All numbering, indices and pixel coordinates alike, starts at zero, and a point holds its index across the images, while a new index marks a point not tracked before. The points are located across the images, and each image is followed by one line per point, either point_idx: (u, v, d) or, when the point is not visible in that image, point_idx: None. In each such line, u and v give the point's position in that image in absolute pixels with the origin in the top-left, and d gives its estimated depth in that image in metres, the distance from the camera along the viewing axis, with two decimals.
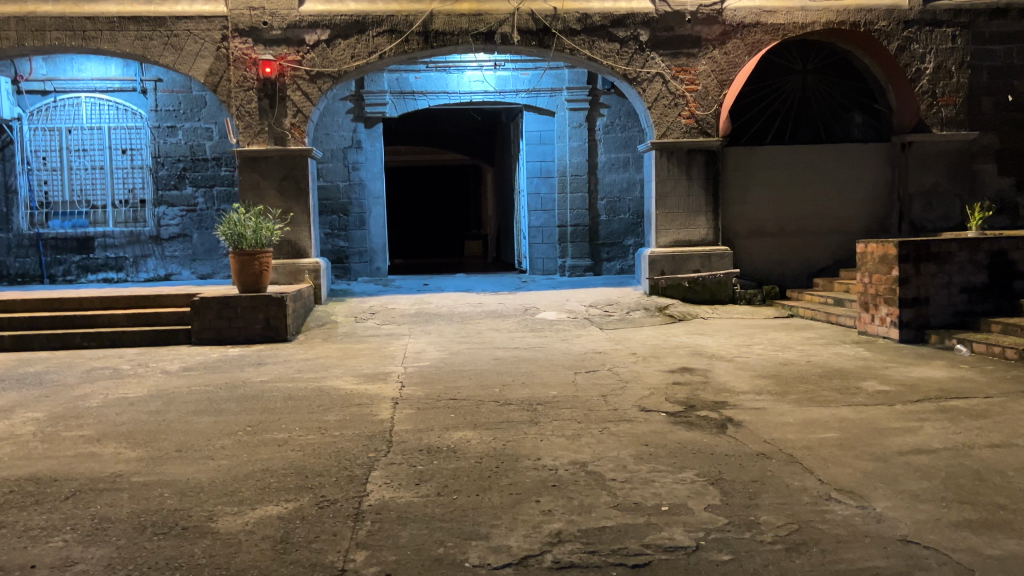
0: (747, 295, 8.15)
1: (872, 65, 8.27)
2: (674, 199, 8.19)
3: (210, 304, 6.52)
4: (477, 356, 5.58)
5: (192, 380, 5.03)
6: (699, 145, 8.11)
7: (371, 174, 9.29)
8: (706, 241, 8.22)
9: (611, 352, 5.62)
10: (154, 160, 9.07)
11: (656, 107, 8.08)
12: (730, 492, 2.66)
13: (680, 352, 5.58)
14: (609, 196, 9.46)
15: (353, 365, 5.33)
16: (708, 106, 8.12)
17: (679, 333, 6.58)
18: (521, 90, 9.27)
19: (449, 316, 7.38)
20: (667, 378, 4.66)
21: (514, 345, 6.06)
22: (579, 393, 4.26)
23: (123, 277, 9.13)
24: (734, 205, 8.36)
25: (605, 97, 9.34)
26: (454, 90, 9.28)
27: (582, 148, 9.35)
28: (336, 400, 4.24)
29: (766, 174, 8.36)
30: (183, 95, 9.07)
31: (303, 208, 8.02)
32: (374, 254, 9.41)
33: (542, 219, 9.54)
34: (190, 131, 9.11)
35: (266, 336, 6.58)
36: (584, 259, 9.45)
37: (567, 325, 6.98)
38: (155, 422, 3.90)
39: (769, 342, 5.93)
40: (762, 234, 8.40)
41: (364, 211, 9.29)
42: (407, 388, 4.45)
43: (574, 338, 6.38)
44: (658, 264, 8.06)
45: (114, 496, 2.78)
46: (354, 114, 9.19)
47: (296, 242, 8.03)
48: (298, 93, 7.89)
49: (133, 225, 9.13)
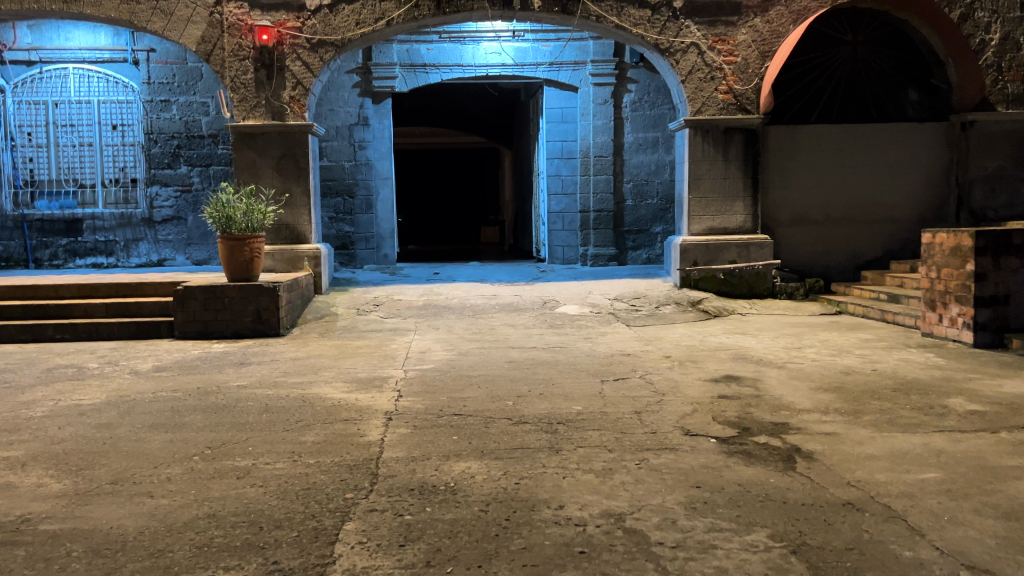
0: (788, 289, 7.33)
1: (930, 36, 7.48)
2: (709, 182, 7.45)
3: (194, 294, 5.88)
4: (489, 358, 4.90)
5: (162, 383, 4.39)
6: (737, 123, 7.36)
7: (379, 154, 8.62)
8: (744, 229, 7.48)
9: (641, 355, 4.92)
10: (146, 137, 8.45)
11: (691, 80, 7.33)
12: (822, 568, 1.98)
13: (721, 356, 4.87)
14: (636, 179, 8.74)
15: (346, 367, 4.67)
16: (749, 79, 7.35)
17: (716, 332, 5.86)
18: (541, 63, 8.56)
19: (461, 309, 6.71)
20: (711, 391, 3.96)
21: (531, 344, 5.38)
22: (608, 409, 3.57)
23: (113, 263, 8.52)
24: (776, 191, 7.61)
25: (633, 72, 8.61)
26: (469, 63, 8.57)
27: (607, 127, 8.62)
28: (320, 414, 3.57)
29: (811, 156, 7.60)
30: (177, 67, 8.43)
31: (303, 189, 7.36)
32: (381, 240, 8.75)
33: (563, 204, 8.81)
34: (185, 106, 8.48)
35: (256, 330, 5.94)
36: (608, 248, 8.73)
37: (590, 321, 6.28)
38: (99, 441, 3.24)
39: (822, 345, 5.21)
40: (806, 222, 7.65)
41: (371, 194, 8.63)
42: (403, 399, 3.77)
43: (599, 336, 5.68)
44: (691, 254, 7.34)
45: (5, 556, 2.12)
46: (360, 89, 8.51)
47: (295, 226, 7.37)
48: (298, 63, 7.21)
49: (124, 206, 8.52)
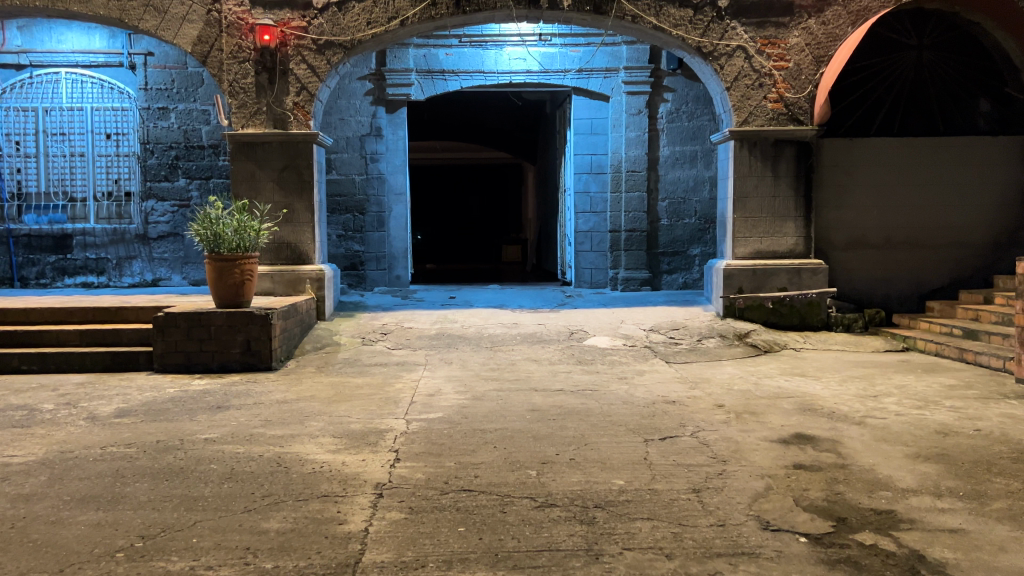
0: (844, 321, 6.54)
1: (1005, 39, 6.68)
2: (756, 201, 6.68)
3: (177, 322, 5.20)
4: (508, 404, 4.16)
5: (119, 432, 3.68)
6: (787, 135, 6.61)
7: (392, 167, 7.93)
8: (795, 253, 6.70)
9: (688, 405, 4.16)
10: (143, 147, 7.83)
11: (737, 87, 6.60)
12: None
13: (785, 407, 4.10)
14: (673, 197, 8.00)
15: (339, 415, 3.94)
16: (802, 87, 6.60)
17: (771, 372, 5.08)
18: (570, 69, 7.86)
19: (478, 340, 5.97)
20: (783, 458, 3.19)
21: (558, 386, 4.63)
22: (658, 485, 2.81)
23: (104, 282, 7.88)
24: (831, 210, 6.84)
25: (670, 80, 7.89)
26: (491, 69, 7.88)
27: (641, 139, 7.88)
28: (294, 486, 2.84)
29: (870, 173, 6.83)
30: (176, 72, 7.82)
31: (306, 204, 6.67)
32: (393, 260, 8.03)
33: (591, 222, 8.05)
34: (184, 113, 7.85)
35: (245, 363, 5.24)
36: (640, 271, 7.98)
37: (624, 357, 5.53)
38: (5, 523, 2.53)
39: (901, 393, 4.41)
40: (864, 246, 6.87)
41: (383, 210, 7.94)
42: (401, 465, 3.04)
43: (636, 377, 4.92)
44: (735, 280, 6.59)
45: None
46: (373, 97, 7.85)
47: (297, 245, 6.68)
48: (303, 66, 6.55)
49: (116, 221, 7.89)
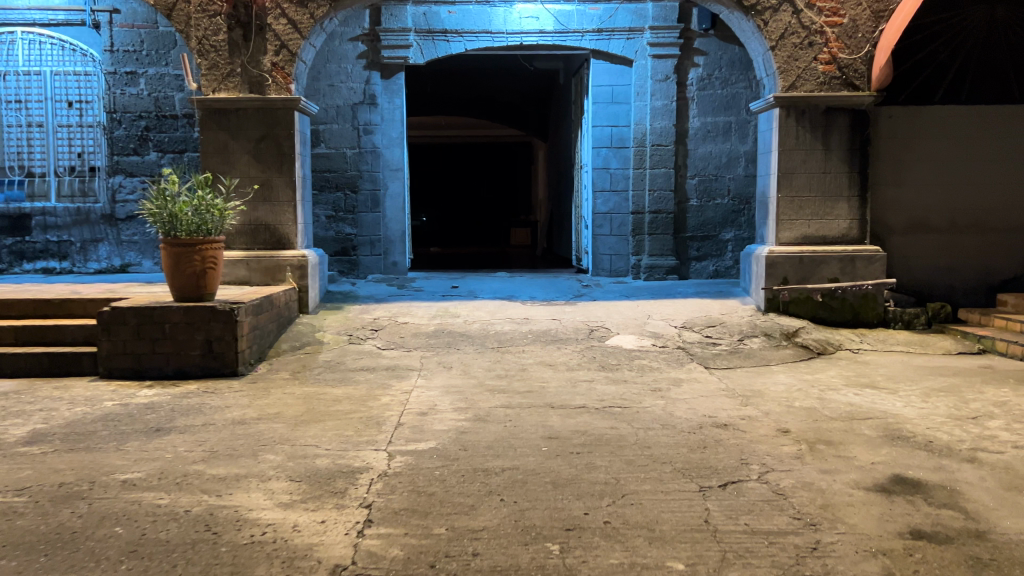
0: (904, 317, 5.65)
1: None
2: (804, 177, 5.79)
3: (125, 319, 4.39)
4: (519, 428, 3.31)
5: (17, 468, 2.84)
6: (841, 101, 5.72)
7: (388, 140, 7.05)
8: (848, 238, 5.82)
9: (744, 432, 3.31)
10: (109, 116, 6.98)
11: (783, 46, 5.70)
12: None
13: (868, 435, 3.25)
14: (703, 174, 7.13)
15: (303, 444, 3.11)
16: (858, 47, 5.71)
17: (834, 383, 4.22)
18: (588, 30, 6.96)
19: (482, 339, 5.13)
20: (893, 521, 2.35)
21: (578, 401, 3.78)
22: (732, 573, 1.98)
23: (67, 268, 7.02)
24: (889, 188, 5.96)
25: (702, 41, 7.00)
26: (499, 29, 6.99)
27: (668, 109, 7.01)
28: (218, 570, 2.01)
29: (934, 146, 5.95)
30: (145, 32, 6.92)
31: (286, 180, 5.81)
32: (389, 244, 7.17)
33: (610, 203, 7.16)
34: (154, 79, 6.97)
35: (205, 368, 4.42)
36: (666, 257, 7.12)
37: (655, 361, 4.68)
38: None
39: (1006, 414, 3.56)
40: (926, 230, 5.99)
41: (378, 189, 7.08)
42: (372, 533, 2.20)
43: (673, 389, 4.06)
44: (779, 269, 5.72)
45: None
46: (367, 61, 6.98)
47: (277, 227, 5.83)
48: (282, 21, 5.68)
49: (81, 200, 7.07)
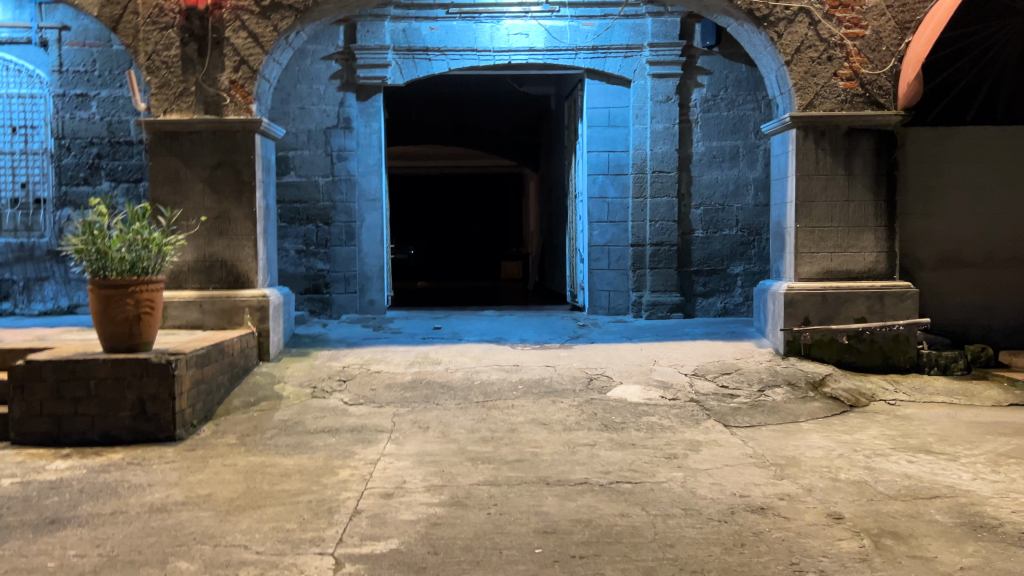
0: (940, 361, 5.07)
1: None
2: (824, 206, 5.19)
3: (42, 375, 3.72)
4: (506, 517, 2.65)
5: None
6: (865, 121, 5.13)
7: (364, 167, 6.45)
8: (876, 273, 5.20)
9: (787, 520, 2.64)
10: (57, 143, 6.35)
11: (799, 61, 5.13)
12: None
13: (943, 524, 2.59)
14: (709, 203, 6.54)
15: (230, 546, 2.43)
16: (883, 60, 5.14)
17: (881, 447, 3.56)
18: (582, 47, 6.39)
19: (466, 392, 4.47)
20: None
21: (579, 475, 3.11)
22: None
23: (8, 310, 6.30)
24: (917, 218, 5.38)
25: (705, 59, 6.45)
26: (486, 47, 6.40)
27: (670, 132, 6.43)
28: None
29: (967, 172, 5.39)
30: (98, 50, 6.34)
31: (245, 211, 5.17)
32: (366, 281, 6.52)
33: (608, 234, 6.54)
34: (107, 101, 6.37)
35: (136, 435, 3.75)
36: (670, 294, 6.49)
37: (667, 419, 4.02)
38: None
39: None
40: (960, 264, 5.39)
41: (353, 220, 6.45)
42: None
43: (691, 456, 3.41)
44: (800, 308, 5.10)
45: None
46: (341, 81, 6.40)
47: (235, 264, 5.17)
48: (242, 34, 5.08)
49: (24, 235, 6.39)
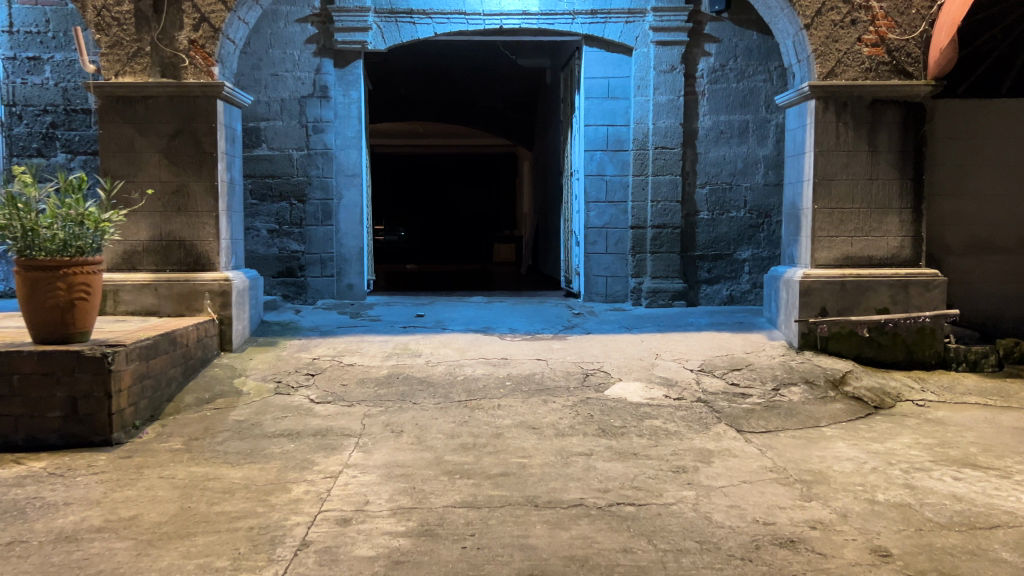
0: (969, 356, 4.62)
1: None
2: (845, 185, 4.72)
3: None
4: (485, 552, 2.18)
5: None
6: (891, 92, 4.65)
7: (343, 140, 5.95)
8: (899, 259, 4.74)
9: (824, 558, 2.18)
10: (7, 110, 5.83)
11: (820, 24, 4.64)
12: None
13: (1013, 566, 2.14)
14: (715, 182, 6.06)
15: None
16: (912, 25, 4.65)
17: (919, 459, 3.11)
18: (580, 11, 5.88)
19: (447, 388, 4.00)
20: None
21: (573, 494, 2.65)
22: None
23: None
24: (945, 199, 4.91)
25: (714, 26, 5.95)
26: (475, 10, 5.90)
27: (674, 105, 5.94)
28: None
29: (1000, 150, 4.92)
30: (51, 9, 5.79)
31: (206, 185, 4.68)
32: (344, 264, 6.03)
33: (605, 215, 6.07)
34: (62, 66, 5.84)
35: (66, 439, 3.27)
36: (672, 280, 6.02)
37: (673, 423, 3.56)
38: None
39: None
40: (991, 251, 4.94)
41: (329, 198, 5.95)
42: None
43: (703, 470, 2.95)
44: (817, 297, 4.64)
45: None
46: (317, 46, 5.88)
47: (195, 244, 4.69)
48: None
49: None
